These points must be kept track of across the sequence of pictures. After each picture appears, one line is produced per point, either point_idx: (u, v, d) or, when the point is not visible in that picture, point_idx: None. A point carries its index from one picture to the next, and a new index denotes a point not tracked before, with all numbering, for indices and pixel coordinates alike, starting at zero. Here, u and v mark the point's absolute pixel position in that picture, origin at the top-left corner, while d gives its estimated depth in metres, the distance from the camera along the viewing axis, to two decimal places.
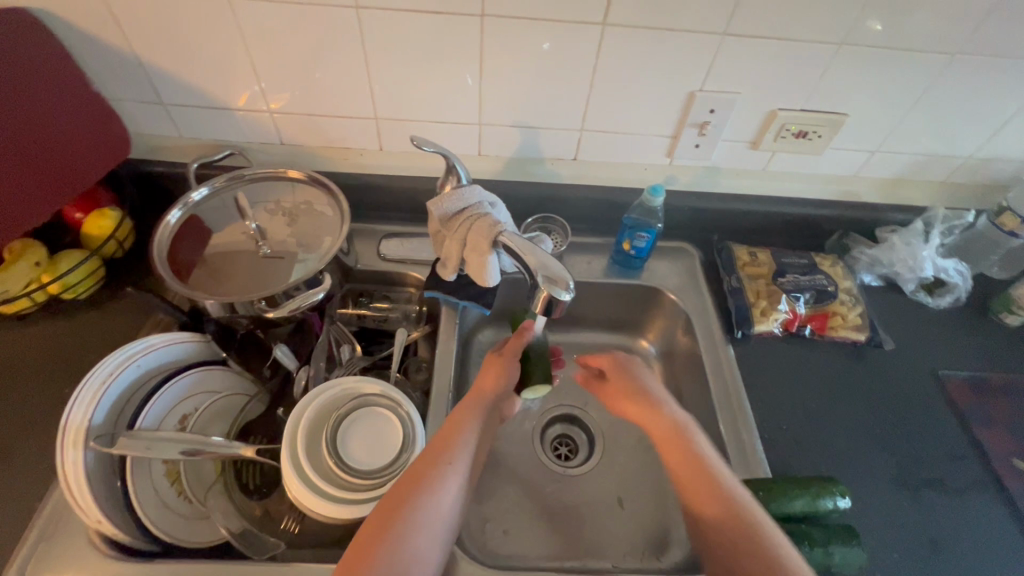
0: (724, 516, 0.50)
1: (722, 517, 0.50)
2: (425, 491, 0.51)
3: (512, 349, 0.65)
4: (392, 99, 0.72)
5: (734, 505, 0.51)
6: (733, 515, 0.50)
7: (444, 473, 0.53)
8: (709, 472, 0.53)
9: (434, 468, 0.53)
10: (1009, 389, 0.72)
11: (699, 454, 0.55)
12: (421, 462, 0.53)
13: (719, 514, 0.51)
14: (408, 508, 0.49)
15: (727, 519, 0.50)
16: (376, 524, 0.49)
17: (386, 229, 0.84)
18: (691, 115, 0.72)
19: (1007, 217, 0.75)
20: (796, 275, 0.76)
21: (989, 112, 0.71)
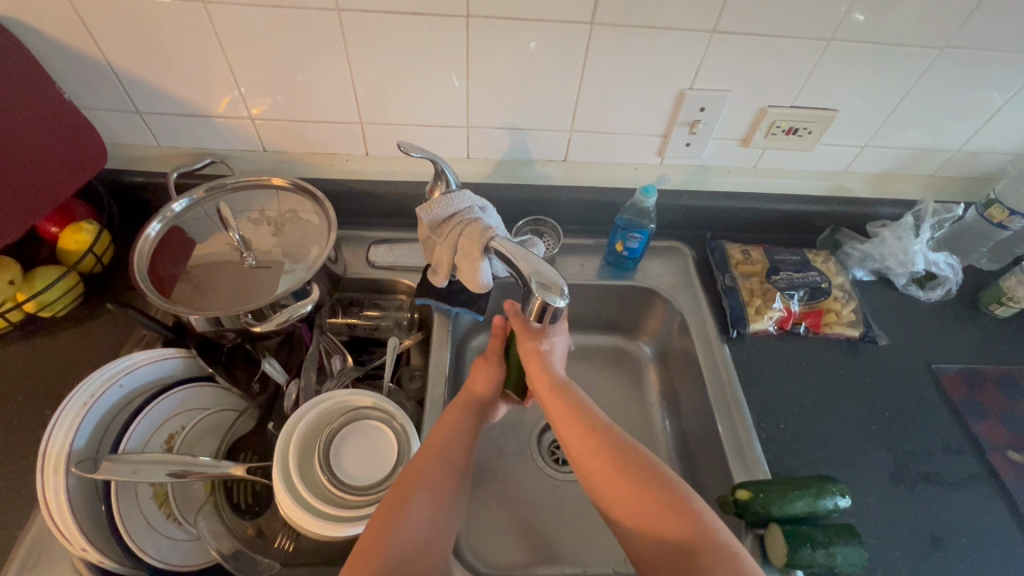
0: (627, 486, 0.49)
1: (625, 489, 0.49)
2: (403, 515, 0.49)
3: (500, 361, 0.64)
4: (377, 103, 0.70)
5: (659, 487, 0.48)
6: (637, 483, 0.49)
7: (425, 488, 0.51)
8: (608, 439, 0.52)
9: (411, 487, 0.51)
10: (1001, 380, 0.72)
11: (597, 427, 0.54)
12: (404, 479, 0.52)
13: (621, 484, 0.49)
14: (387, 531, 0.48)
15: (636, 489, 0.49)
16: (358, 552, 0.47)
17: (376, 235, 0.82)
18: (681, 113, 0.71)
19: (996, 210, 0.75)
20: (790, 272, 0.76)
21: (977, 104, 0.71)
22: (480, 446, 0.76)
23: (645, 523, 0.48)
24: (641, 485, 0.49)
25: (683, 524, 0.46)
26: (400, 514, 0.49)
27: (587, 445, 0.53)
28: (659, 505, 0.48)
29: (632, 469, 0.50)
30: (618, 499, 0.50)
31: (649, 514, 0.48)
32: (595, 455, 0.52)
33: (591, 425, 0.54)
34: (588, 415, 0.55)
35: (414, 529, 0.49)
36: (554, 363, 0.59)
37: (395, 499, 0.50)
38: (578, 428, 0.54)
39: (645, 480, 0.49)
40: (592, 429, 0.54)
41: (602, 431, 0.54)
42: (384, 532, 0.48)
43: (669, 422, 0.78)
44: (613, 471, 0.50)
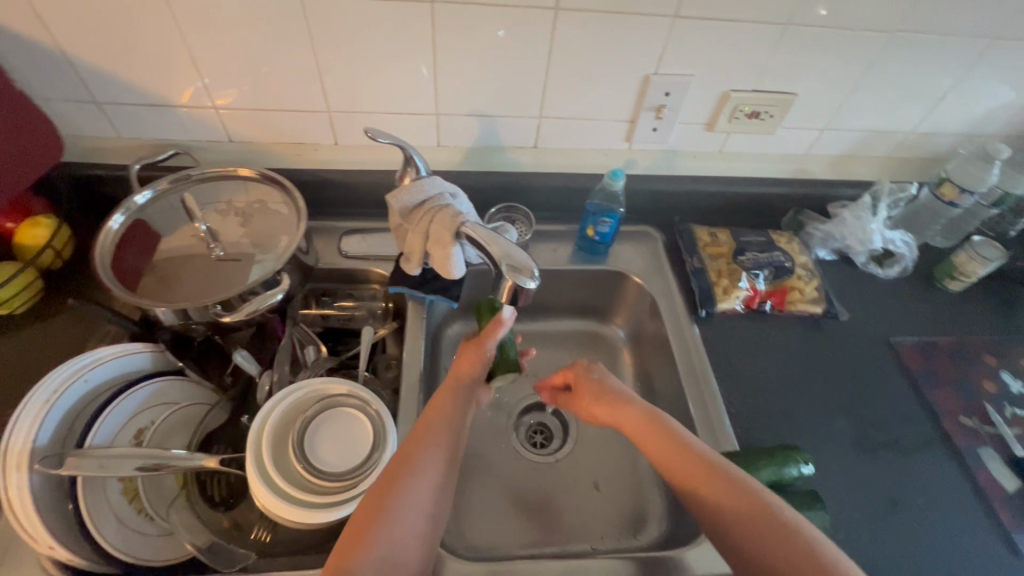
0: (746, 523, 0.46)
1: (746, 527, 0.46)
2: (403, 494, 0.49)
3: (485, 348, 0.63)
4: (344, 91, 0.70)
5: (777, 522, 0.45)
6: (757, 519, 0.46)
7: (427, 469, 0.51)
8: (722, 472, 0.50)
9: (406, 468, 0.51)
10: (954, 351, 0.76)
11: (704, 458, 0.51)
12: (396, 460, 0.51)
13: (743, 527, 0.46)
14: (385, 508, 0.48)
15: (756, 527, 0.46)
16: (354, 528, 0.47)
17: (347, 225, 0.82)
18: (647, 98, 0.72)
19: (947, 188, 0.78)
20: (755, 253, 0.78)
21: (927, 87, 0.74)
22: None
23: (772, 563, 0.44)
24: (759, 521, 0.46)
25: (810, 565, 0.43)
26: (399, 492, 0.49)
27: (696, 483, 0.50)
28: (783, 545, 0.44)
29: (747, 503, 0.47)
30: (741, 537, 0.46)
31: (774, 554, 0.44)
32: (709, 489, 0.49)
33: (697, 460, 0.51)
34: (690, 448, 0.52)
35: (416, 511, 0.49)
36: (631, 397, 0.59)
37: (393, 478, 0.50)
38: (686, 463, 0.51)
39: (765, 516, 0.46)
40: (700, 465, 0.51)
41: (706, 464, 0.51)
42: (382, 512, 0.47)
43: None
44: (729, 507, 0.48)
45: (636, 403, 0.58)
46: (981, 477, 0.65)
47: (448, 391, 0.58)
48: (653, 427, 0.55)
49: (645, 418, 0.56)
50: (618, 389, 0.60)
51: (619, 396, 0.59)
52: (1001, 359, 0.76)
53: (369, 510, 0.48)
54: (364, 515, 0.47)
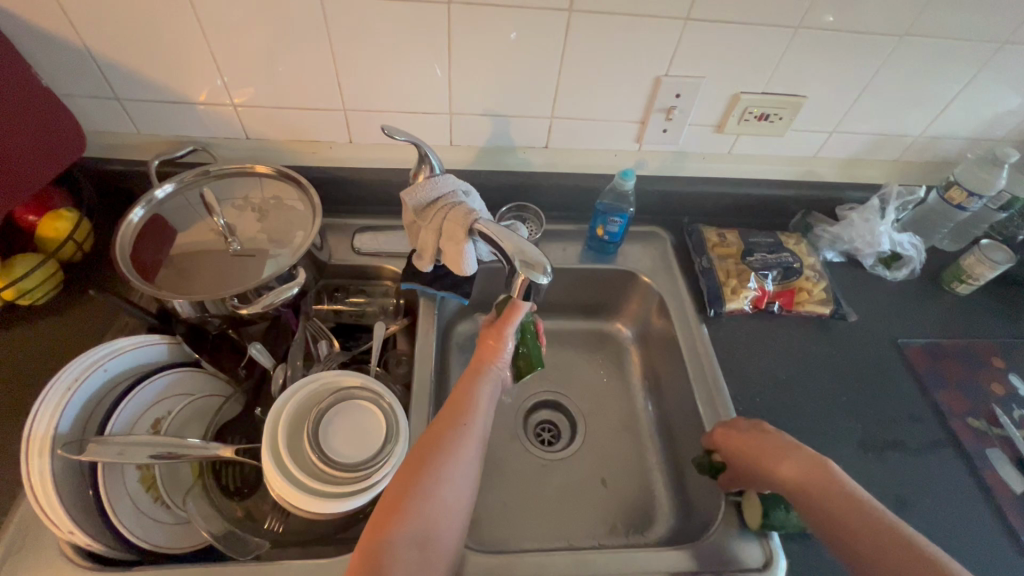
0: (862, 531, 0.47)
1: (863, 538, 0.47)
2: (434, 474, 0.49)
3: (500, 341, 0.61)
4: (359, 89, 0.71)
5: None
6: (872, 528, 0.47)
7: (455, 449, 0.51)
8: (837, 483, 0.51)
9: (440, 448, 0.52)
10: (962, 353, 0.76)
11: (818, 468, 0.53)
12: (425, 440, 0.52)
13: None
14: (415, 487, 0.48)
15: (877, 537, 0.46)
16: (387, 505, 0.48)
17: (359, 222, 0.83)
18: (658, 100, 0.73)
19: (955, 191, 0.79)
20: (764, 254, 0.79)
21: (935, 91, 0.74)
22: None
23: None
24: (878, 531, 0.47)
25: None
26: (429, 473, 0.49)
27: (876, 550, 0.46)
28: None
29: None
30: (858, 545, 0.47)
31: None
32: (825, 499, 0.50)
33: (813, 473, 0.52)
34: (867, 511, 0.48)
35: (447, 487, 0.49)
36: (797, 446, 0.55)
37: (423, 458, 0.50)
38: (799, 474, 0.53)
39: (879, 527, 0.47)
40: (815, 478, 0.52)
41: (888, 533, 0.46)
42: (413, 490, 0.48)
43: (651, 401, 0.80)
44: (843, 512, 0.49)
45: (799, 451, 0.55)
46: (990, 478, 0.65)
47: (471, 377, 0.59)
48: (822, 481, 0.51)
49: (805, 469, 0.53)
50: (778, 436, 0.57)
51: (781, 442, 0.56)
52: (1009, 361, 0.76)
53: (400, 489, 0.48)
54: (396, 494, 0.48)
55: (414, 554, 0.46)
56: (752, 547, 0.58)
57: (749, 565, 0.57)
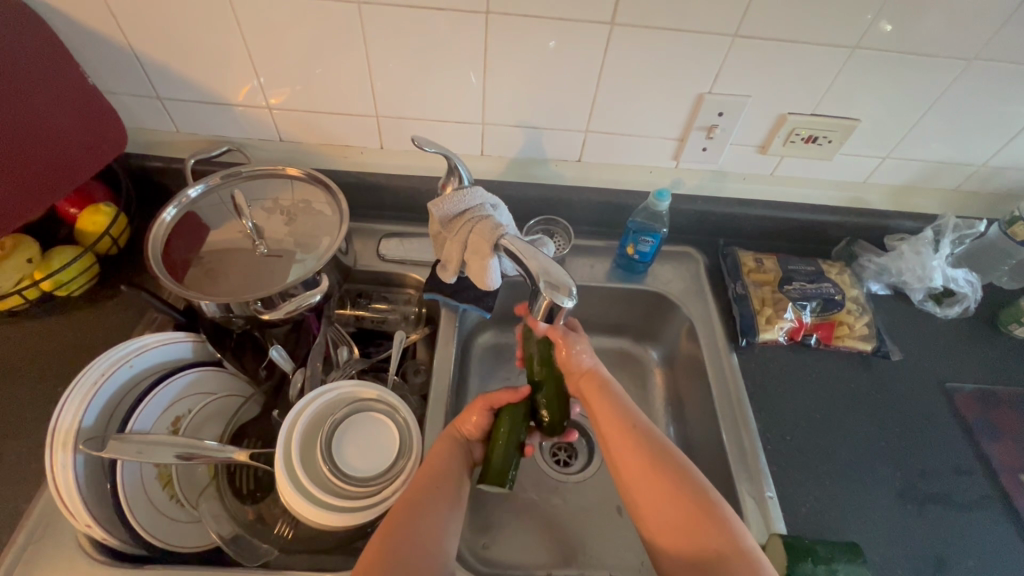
0: (664, 496, 0.49)
1: (660, 495, 0.49)
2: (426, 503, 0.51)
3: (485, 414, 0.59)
4: (393, 96, 0.70)
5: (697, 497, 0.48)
6: (674, 489, 0.49)
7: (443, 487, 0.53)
8: (647, 446, 0.52)
9: (418, 496, 0.52)
10: (1017, 402, 0.71)
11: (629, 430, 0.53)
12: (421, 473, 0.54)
13: (655, 493, 0.49)
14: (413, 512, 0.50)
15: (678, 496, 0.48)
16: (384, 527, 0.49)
17: (386, 228, 0.82)
18: (699, 117, 0.70)
19: (1019, 227, 0.73)
20: (803, 283, 0.75)
21: (1004, 119, 0.69)
22: None
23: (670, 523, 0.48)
24: (677, 492, 0.48)
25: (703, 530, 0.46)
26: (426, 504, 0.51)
27: (624, 447, 0.52)
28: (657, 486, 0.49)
29: (663, 470, 0.50)
30: (650, 499, 0.49)
31: (648, 488, 0.50)
32: (617, 427, 0.54)
33: (631, 427, 0.53)
34: (628, 416, 0.54)
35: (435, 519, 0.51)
36: (594, 367, 0.59)
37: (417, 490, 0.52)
38: (615, 427, 0.54)
39: (679, 484, 0.49)
40: (634, 434, 0.53)
41: (639, 433, 0.53)
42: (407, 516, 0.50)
43: (673, 428, 0.77)
44: (648, 479, 0.50)
45: (595, 372, 0.58)
46: None
47: (446, 440, 0.58)
48: (601, 393, 0.56)
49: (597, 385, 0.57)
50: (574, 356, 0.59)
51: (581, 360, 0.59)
52: None
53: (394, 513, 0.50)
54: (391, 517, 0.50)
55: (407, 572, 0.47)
56: None
57: None
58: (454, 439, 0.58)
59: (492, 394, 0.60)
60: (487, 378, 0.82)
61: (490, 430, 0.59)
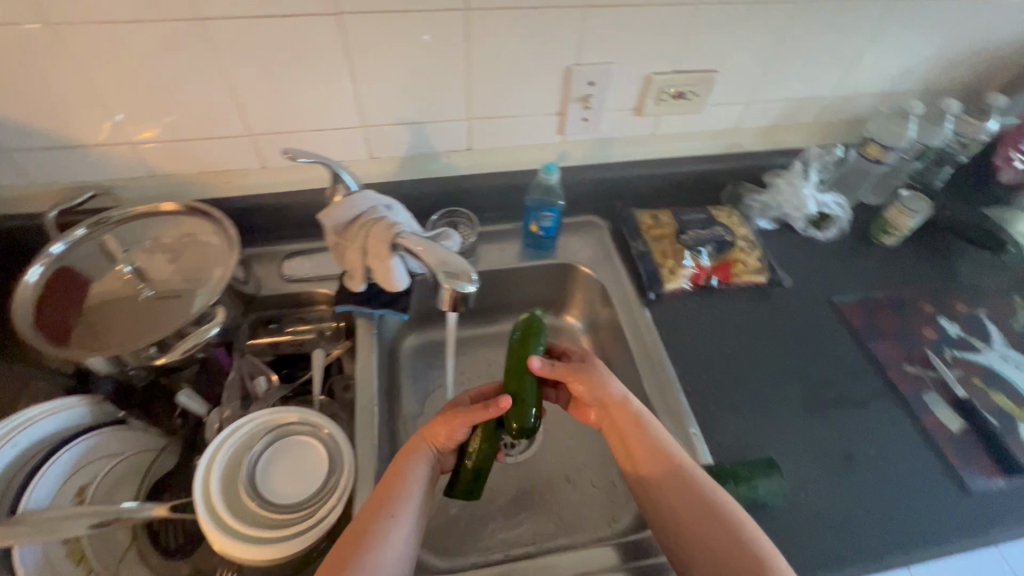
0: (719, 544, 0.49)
1: (714, 541, 0.49)
2: (395, 508, 0.51)
3: (460, 426, 0.57)
4: (263, 111, 0.68)
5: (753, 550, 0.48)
6: (727, 534, 0.49)
7: (412, 494, 0.53)
8: (694, 490, 0.52)
9: (387, 502, 0.52)
10: (893, 303, 0.79)
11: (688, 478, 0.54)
12: (390, 478, 0.54)
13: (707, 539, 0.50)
14: (379, 522, 0.50)
15: (725, 560, 0.48)
16: (353, 535, 0.49)
17: (288, 248, 0.80)
18: (572, 89, 0.73)
19: (871, 148, 0.82)
20: (696, 230, 0.79)
21: (839, 52, 0.76)
22: None
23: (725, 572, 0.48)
24: (732, 544, 0.49)
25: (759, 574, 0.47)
26: (394, 510, 0.51)
27: (672, 490, 0.53)
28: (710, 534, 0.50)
29: (712, 519, 0.50)
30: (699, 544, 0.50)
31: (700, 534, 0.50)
32: (661, 468, 0.54)
33: (676, 470, 0.54)
34: (672, 458, 0.55)
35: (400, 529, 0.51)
36: (627, 397, 0.59)
37: (386, 492, 0.53)
38: (660, 467, 0.54)
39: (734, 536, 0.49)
40: (679, 477, 0.53)
41: (687, 478, 0.53)
42: (375, 527, 0.50)
43: None
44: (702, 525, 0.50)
45: (628, 404, 0.58)
46: (927, 420, 0.67)
47: (414, 452, 0.57)
48: (639, 427, 0.57)
49: (633, 417, 0.57)
50: (609, 386, 0.59)
51: (614, 389, 0.59)
52: (938, 305, 0.79)
53: (366, 519, 0.50)
54: (361, 525, 0.50)
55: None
56: None
57: None
58: (427, 451, 0.57)
59: (469, 411, 0.56)
60: (420, 379, 0.81)
61: (463, 442, 0.59)
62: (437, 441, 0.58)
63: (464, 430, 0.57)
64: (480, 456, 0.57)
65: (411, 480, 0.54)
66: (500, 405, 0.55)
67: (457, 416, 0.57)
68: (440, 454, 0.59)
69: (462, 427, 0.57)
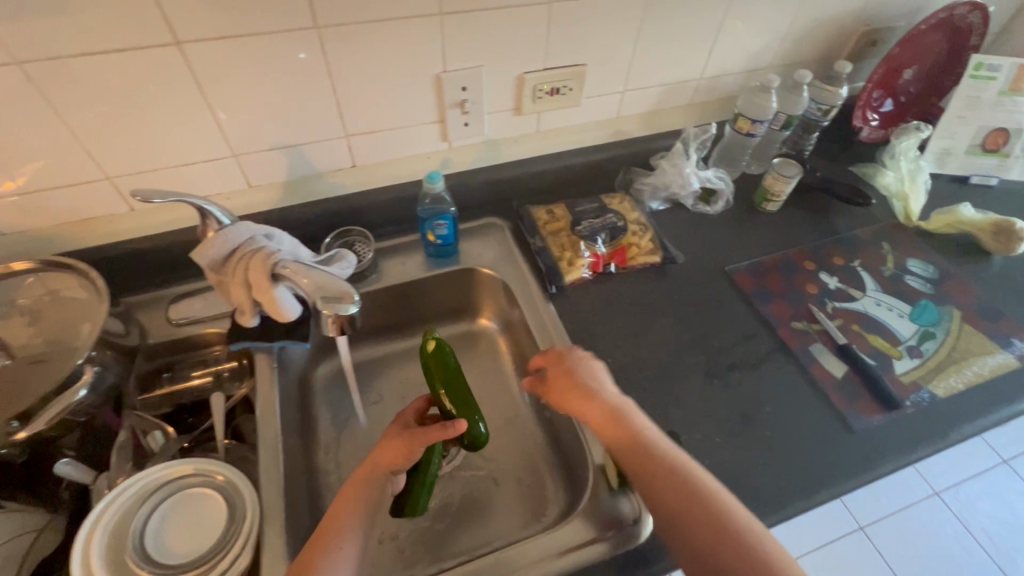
0: (706, 535, 0.47)
1: (703, 529, 0.48)
2: (342, 531, 0.51)
3: (416, 445, 0.56)
4: (117, 153, 0.64)
5: (744, 540, 0.46)
6: (715, 525, 0.47)
7: (360, 515, 0.52)
8: (682, 482, 0.51)
9: (338, 522, 0.51)
10: (779, 265, 0.84)
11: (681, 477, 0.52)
12: (341, 497, 0.54)
13: (693, 529, 0.48)
14: (326, 548, 0.49)
15: (714, 547, 0.47)
16: (301, 561, 0.49)
17: (174, 291, 0.75)
18: (446, 96, 0.73)
19: (742, 122, 0.86)
20: (591, 220, 0.82)
21: (697, 36, 0.80)
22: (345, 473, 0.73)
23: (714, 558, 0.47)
24: (721, 532, 0.47)
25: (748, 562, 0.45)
26: (339, 532, 0.51)
27: (657, 482, 0.51)
28: (698, 526, 0.48)
29: (697, 510, 0.49)
30: (687, 532, 0.49)
31: (689, 524, 0.49)
32: (643, 461, 0.53)
33: (661, 465, 0.52)
34: (656, 451, 0.54)
35: (349, 555, 0.50)
36: (603, 391, 0.60)
37: (335, 515, 0.52)
38: (643, 461, 0.53)
39: (722, 528, 0.47)
40: (664, 471, 0.52)
41: (672, 469, 0.52)
42: (320, 554, 0.49)
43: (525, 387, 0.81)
44: (688, 515, 0.49)
45: (606, 398, 0.59)
46: (815, 370, 0.72)
47: (366, 471, 0.56)
48: (619, 421, 0.56)
49: (610, 413, 0.57)
50: (585, 379, 0.61)
51: (588, 389, 0.60)
52: (819, 262, 0.85)
53: (314, 544, 0.50)
54: (309, 550, 0.49)
55: None
56: (622, 505, 0.60)
57: (620, 522, 0.58)
58: (382, 471, 0.56)
59: (428, 432, 0.57)
60: (337, 405, 0.79)
61: (418, 462, 0.59)
62: (395, 464, 0.57)
63: (417, 451, 0.57)
64: (431, 470, 0.59)
65: (360, 498, 0.54)
66: (455, 425, 0.57)
67: (416, 437, 0.57)
68: (394, 475, 0.58)
69: (421, 446, 0.57)
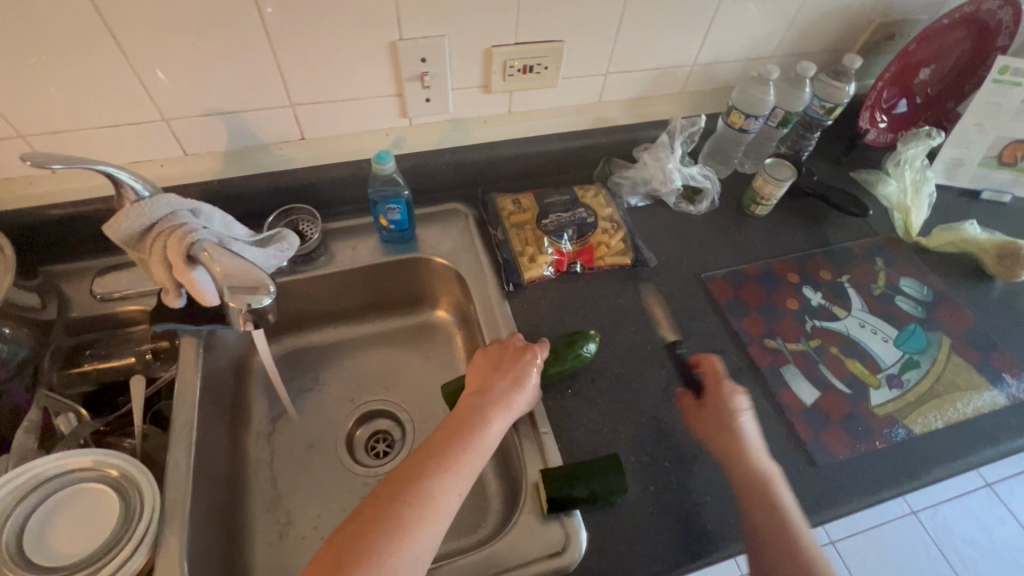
0: (784, 544, 0.51)
1: (773, 540, 0.52)
2: (458, 470, 0.50)
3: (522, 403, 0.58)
4: (29, 109, 0.58)
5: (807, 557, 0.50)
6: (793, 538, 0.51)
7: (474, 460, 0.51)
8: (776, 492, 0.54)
9: (451, 456, 0.50)
10: (760, 275, 0.78)
11: (766, 487, 0.54)
12: (456, 427, 0.53)
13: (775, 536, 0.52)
14: (442, 481, 0.48)
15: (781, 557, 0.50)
16: (421, 487, 0.47)
17: (102, 262, 0.70)
18: (404, 67, 0.66)
19: (734, 116, 0.78)
20: (558, 214, 0.76)
21: (691, 17, 0.72)
22: (274, 467, 0.69)
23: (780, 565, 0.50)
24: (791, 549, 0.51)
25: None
26: (455, 470, 0.50)
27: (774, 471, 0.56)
28: (779, 533, 0.52)
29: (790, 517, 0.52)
30: (762, 539, 0.52)
31: (769, 532, 0.52)
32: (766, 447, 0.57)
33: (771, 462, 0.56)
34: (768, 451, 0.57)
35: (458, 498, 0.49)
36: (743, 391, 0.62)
37: (449, 445, 0.51)
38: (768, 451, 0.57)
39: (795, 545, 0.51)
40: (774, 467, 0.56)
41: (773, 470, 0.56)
42: (434, 483, 0.48)
43: None
44: (773, 523, 0.52)
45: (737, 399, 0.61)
46: (783, 395, 0.66)
47: (486, 407, 0.55)
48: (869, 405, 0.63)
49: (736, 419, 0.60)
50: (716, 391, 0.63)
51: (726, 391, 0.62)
52: (803, 274, 0.78)
53: (431, 471, 0.49)
54: (426, 476, 0.48)
55: (420, 528, 0.45)
56: (552, 530, 0.55)
57: (547, 550, 0.54)
58: (503, 415, 0.55)
59: (530, 395, 0.58)
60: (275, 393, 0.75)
61: None
62: None
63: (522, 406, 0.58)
64: None
65: (474, 440, 0.52)
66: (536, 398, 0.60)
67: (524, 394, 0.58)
68: None
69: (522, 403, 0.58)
